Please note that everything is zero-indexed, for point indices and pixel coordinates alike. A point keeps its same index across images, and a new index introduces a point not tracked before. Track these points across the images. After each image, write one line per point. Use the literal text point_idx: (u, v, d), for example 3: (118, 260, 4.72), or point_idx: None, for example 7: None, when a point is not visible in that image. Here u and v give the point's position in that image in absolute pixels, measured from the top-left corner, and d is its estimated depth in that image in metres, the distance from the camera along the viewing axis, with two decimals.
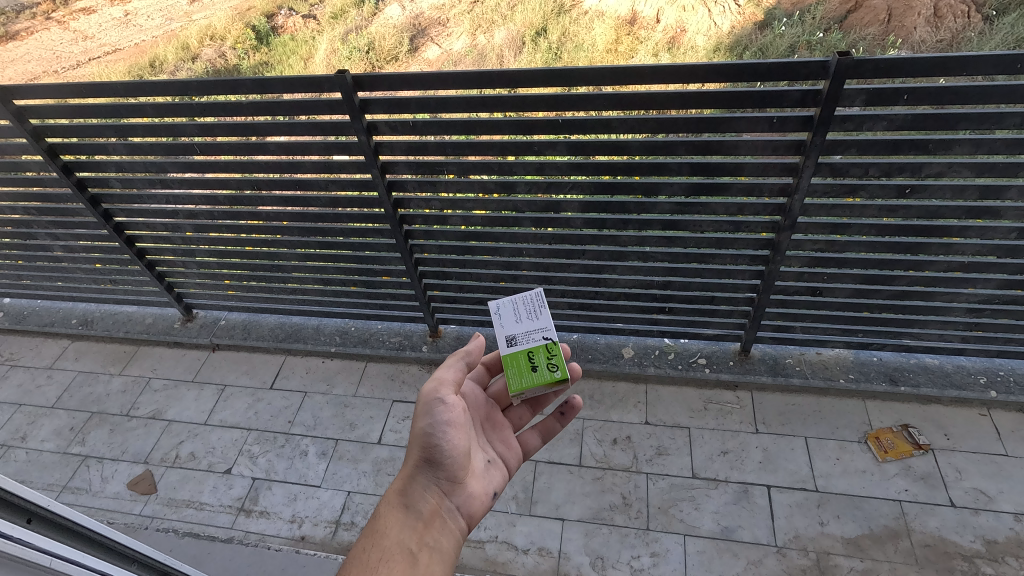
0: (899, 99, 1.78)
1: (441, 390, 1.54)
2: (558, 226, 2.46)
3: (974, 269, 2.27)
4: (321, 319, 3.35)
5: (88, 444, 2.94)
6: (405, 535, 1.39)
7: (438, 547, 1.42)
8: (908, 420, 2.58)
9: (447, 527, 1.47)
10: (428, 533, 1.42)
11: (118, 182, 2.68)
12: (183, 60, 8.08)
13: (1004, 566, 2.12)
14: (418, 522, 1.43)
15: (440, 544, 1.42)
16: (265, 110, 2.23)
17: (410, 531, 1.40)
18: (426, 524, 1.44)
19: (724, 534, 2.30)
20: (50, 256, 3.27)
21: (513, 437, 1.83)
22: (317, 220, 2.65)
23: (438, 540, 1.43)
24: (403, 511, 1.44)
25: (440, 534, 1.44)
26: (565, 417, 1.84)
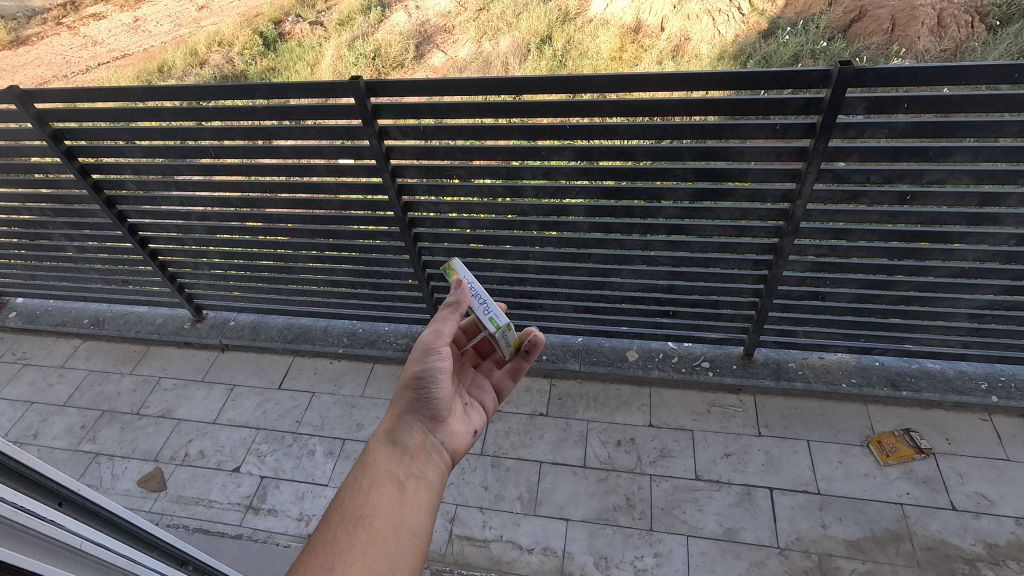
0: (899, 107, 1.84)
1: (435, 336, 1.57)
2: (565, 230, 2.50)
3: (976, 275, 2.30)
4: (328, 320, 3.39)
5: (99, 442, 2.98)
6: (394, 466, 1.41)
7: (426, 477, 1.43)
8: (910, 424, 2.61)
9: (432, 461, 1.49)
10: (415, 465, 1.44)
11: (133, 184, 2.74)
12: (191, 66, 8.18)
13: (1006, 569, 2.13)
14: (405, 456, 1.45)
15: (429, 475, 1.44)
16: (279, 115, 2.28)
17: (398, 463, 1.42)
18: (413, 457, 1.46)
19: (727, 535, 2.33)
20: (65, 256, 3.33)
21: (485, 382, 1.92)
22: (327, 222, 2.70)
23: (426, 471, 1.45)
24: (390, 445, 1.46)
25: (427, 466, 1.46)
26: (531, 355, 1.89)
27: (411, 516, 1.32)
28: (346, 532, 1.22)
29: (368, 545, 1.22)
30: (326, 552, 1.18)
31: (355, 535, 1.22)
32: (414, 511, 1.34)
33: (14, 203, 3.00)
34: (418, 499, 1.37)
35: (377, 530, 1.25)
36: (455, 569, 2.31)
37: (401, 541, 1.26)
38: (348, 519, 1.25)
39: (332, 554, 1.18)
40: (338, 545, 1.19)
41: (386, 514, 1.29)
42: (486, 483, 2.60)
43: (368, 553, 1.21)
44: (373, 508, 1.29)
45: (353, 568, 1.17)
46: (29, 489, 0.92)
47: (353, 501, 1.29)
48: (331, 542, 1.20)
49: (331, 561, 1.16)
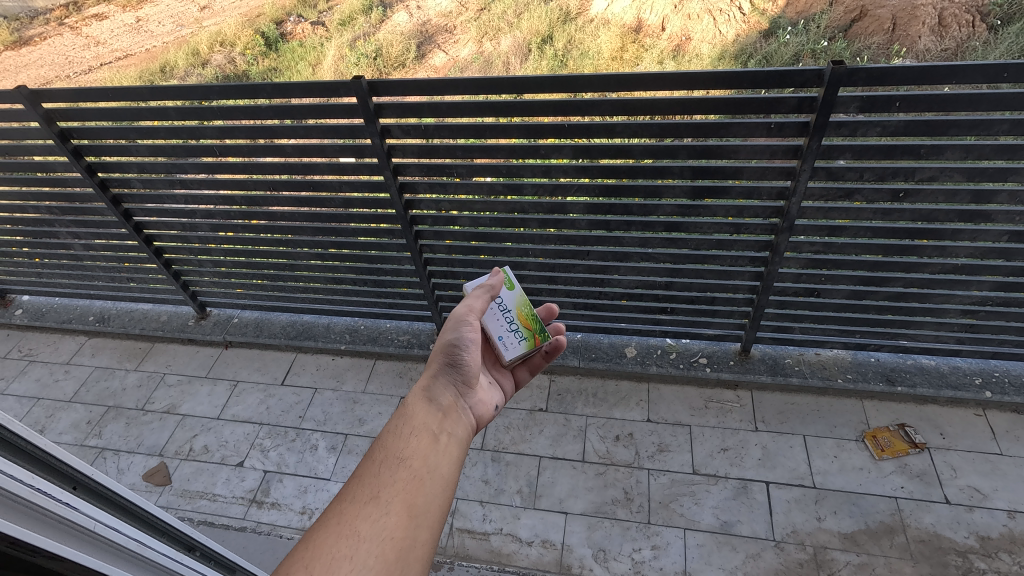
0: (891, 106, 1.87)
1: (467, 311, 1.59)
2: (565, 227, 2.53)
3: (970, 271, 2.33)
4: (330, 317, 3.43)
5: (105, 437, 3.03)
6: (430, 418, 1.33)
7: (458, 434, 1.35)
8: (905, 419, 2.64)
9: (463, 422, 1.41)
10: (449, 421, 1.37)
11: (139, 183, 2.78)
12: (194, 66, 8.24)
13: (998, 561, 2.17)
14: (439, 412, 1.37)
15: (461, 432, 1.36)
16: (282, 114, 2.32)
17: (434, 415, 1.35)
18: (446, 414, 1.38)
19: (723, 528, 2.36)
20: (71, 254, 3.37)
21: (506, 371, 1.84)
22: (330, 220, 2.74)
23: (458, 429, 1.37)
24: (426, 400, 1.38)
25: (459, 425, 1.39)
26: (551, 356, 1.86)
27: (448, 464, 1.25)
28: (388, 469, 1.17)
29: (408, 484, 1.16)
30: (369, 485, 1.14)
31: (395, 473, 1.17)
32: (449, 461, 1.26)
33: (21, 201, 3.04)
34: (452, 450, 1.29)
35: (416, 471, 1.19)
36: (456, 561, 2.35)
37: (439, 486, 1.19)
38: (389, 459, 1.20)
39: (375, 488, 1.13)
40: (381, 480, 1.15)
41: (425, 458, 1.23)
42: (486, 477, 2.64)
43: (408, 492, 1.14)
44: (413, 450, 1.23)
45: (395, 504, 1.12)
46: (45, 473, 0.96)
47: (392, 444, 1.23)
48: (373, 478, 1.15)
49: (374, 494, 1.12)
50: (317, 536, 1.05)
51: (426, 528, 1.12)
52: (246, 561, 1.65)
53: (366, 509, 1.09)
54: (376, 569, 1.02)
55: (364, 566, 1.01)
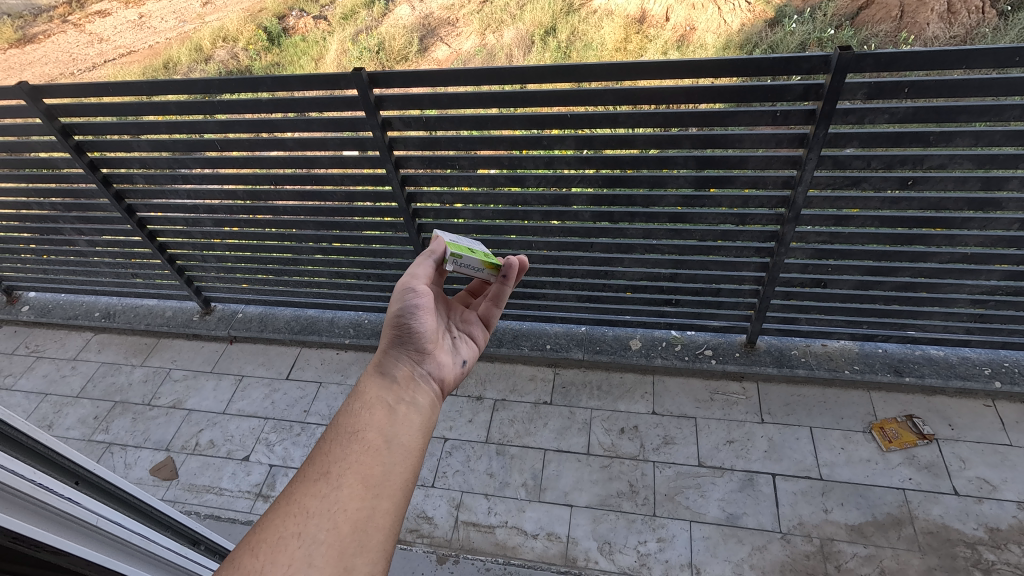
0: (899, 93, 1.83)
1: (412, 279, 1.53)
2: (568, 220, 2.50)
3: (979, 260, 2.30)
4: (334, 312, 3.43)
5: (112, 432, 3.04)
6: (385, 391, 1.29)
7: (417, 402, 1.30)
8: (913, 410, 2.62)
9: (424, 389, 1.36)
10: (407, 390, 1.32)
11: (141, 178, 2.77)
12: (197, 62, 8.23)
13: (1007, 553, 2.15)
14: (394, 383, 1.32)
15: (420, 400, 1.31)
16: (283, 107, 2.31)
17: (388, 387, 1.30)
18: (402, 383, 1.33)
19: (729, 520, 2.35)
20: (76, 251, 3.38)
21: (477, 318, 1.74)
22: (333, 214, 2.73)
23: (416, 398, 1.32)
24: (379, 373, 1.34)
25: (418, 393, 1.33)
26: (510, 278, 1.71)
27: (407, 432, 1.21)
28: (340, 444, 1.13)
29: (362, 455, 1.11)
30: (321, 463, 1.10)
31: (345, 448, 1.12)
32: (408, 429, 1.22)
33: (25, 197, 3.04)
34: (410, 419, 1.25)
35: (370, 443, 1.14)
36: (461, 554, 2.35)
37: (397, 456, 1.15)
38: (341, 435, 1.15)
39: (325, 464, 1.08)
40: (332, 455, 1.10)
41: (380, 430, 1.18)
42: (491, 470, 2.64)
43: (362, 464, 1.10)
44: (366, 422, 1.18)
45: (346, 477, 1.07)
46: (47, 467, 0.95)
47: (345, 420, 1.19)
48: (325, 455, 1.10)
49: (325, 470, 1.08)
50: (264, 520, 1.00)
51: (384, 497, 1.07)
52: None
53: (316, 486, 1.05)
54: (327, 542, 0.97)
55: (313, 542, 0.97)
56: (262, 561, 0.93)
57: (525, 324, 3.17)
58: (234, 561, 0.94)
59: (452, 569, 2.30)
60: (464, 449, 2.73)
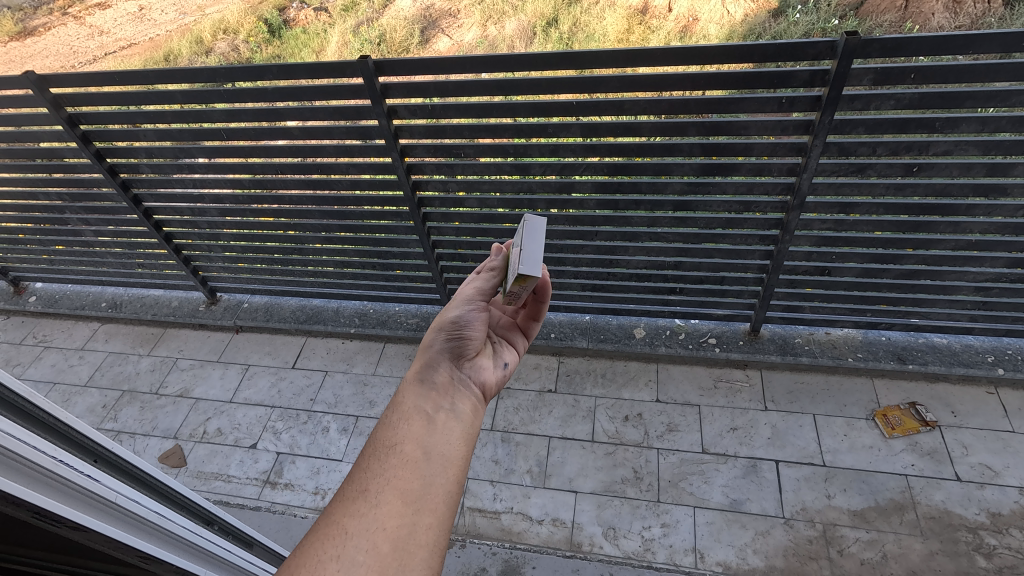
0: (905, 78, 1.83)
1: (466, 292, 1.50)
2: (571, 208, 2.51)
3: (984, 247, 2.30)
4: (340, 301, 3.44)
5: (121, 420, 3.07)
6: (422, 399, 1.26)
7: (457, 410, 1.26)
8: (916, 397, 2.63)
9: (463, 394, 1.32)
10: (445, 396, 1.28)
11: (148, 168, 2.78)
12: (197, 54, 8.22)
13: (1009, 537, 2.16)
14: (433, 391, 1.29)
15: (459, 407, 1.27)
16: (288, 96, 2.32)
17: (427, 394, 1.27)
18: (442, 389, 1.30)
19: (733, 506, 2.37)
20: (82, 241, 3.40)
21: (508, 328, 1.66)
22: (338, 203, 2.74)
23: (457, 404, 1.28)
24: (419, 381, 1.30)
25: (457, 399, 1.29)
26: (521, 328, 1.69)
27: (446, 442, 1.17)
28: (377, 460, 1.10)
29: (400, 470, 1.08)
30: (358, 481, 1.08)
31: (383, 463, 1.10)
32: (448, 438, 1.18)
33: (31, 187, 3.05)
34: (450, 426, 1.21)
35: (407, 457, 1.11)
36: (467, 539, 2.38)
37: (436, 468, 1.11)
38: (378, 451, 1.13)
39: (363, 482, 1.06)
40: (370, 472, 1.08)
41: (418, 442, 1.15)
42: (497, 457, 2.66)
43: (400, 479, 1.07)
44: (403, 435, 1.16)
45: (385, 494, 1.04)
46: (68, 445, 0.97)
47: (382, 434, 1.17)
48: (362, 473, 1.09)
49: (362, 488, 1.05)
50: (304, 543, 0.98)
51: (426, 511, 1.04)
52: (265, 536, 1.69)
53: (355, 505, 1.03)
54: (368, 564, 0.94)
55: (353, 563, 0.94)
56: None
57: None
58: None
59: (459, 553, 2.33)
60: None
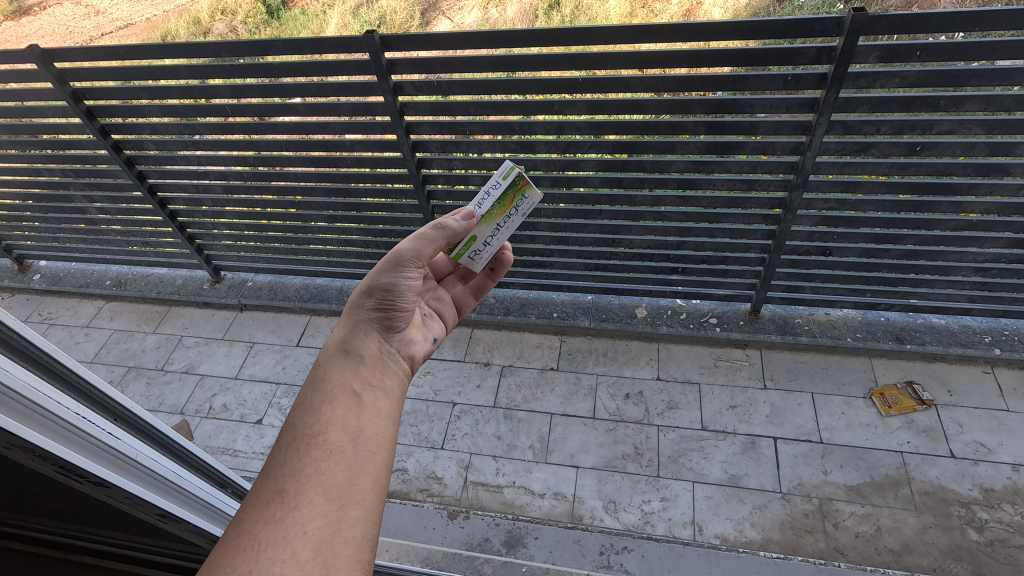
0: (911, 55, 1.84)
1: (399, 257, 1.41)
2: (577, 186, 2.52)
3: (983, 228, 2.32)
4: (343, 281, 3.47)
5: (127, 396, 3.11)
6: (347, 376, 1.15)
7: (385, 386, 1.19)
8: (913, 376, 2.67)
9: (392, 369, 1.26)
10: (372, 374, 1.20)
11: (152, 144, 2.78)
12: (195, 35, 8.16)
13: (1000, 512, 2.22)
14: (359, 365, 1.20)
15: (387, 384, 1.20)
16: (294, 71, 2.31)
17: (353, 371, 1.18)
18: (369, 363, 1.22)
19: (731, 481, 2.42)
20: (87, 219, 3.41)
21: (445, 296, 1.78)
22: (343, 180, 2.74)
23: (385, 381, 1.21)
24: (343, 355, 1.22)
25: (385, 375, 1.22)
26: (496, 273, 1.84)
27: (376, 424, 1.08)
28: (295, 453, 0.97)
29: (323, 465, 0.96)
30: (273, 479, 0.94)
31: (301, 457, 0.96)
32: (375, 422, 1.08)
33: (34, 163, 3.06)
34: (377, 408, 1.12)
35: (332, 447, 0.99)
36: (471, 511, 2.42)
37: (364, 454, 1.02)
38: (297, 440, 0.99)
39: (279, 482, 0.93)
40: (288, 468, 0.94)
41: (341, 429, 1.03)
42: (499, 433, 2.70)
43: (323, 474, 0.95)
44: (327, 421, 1.03)
45: (304, 493, 0.92)
46: (91, 404, 0.99)
47: (301, 421, 1.03)
48: (277, 471, 0.94)
49: (279, 489, 0.92)
50: (209, 558, 0.83)
51: (352, 505, 0.93)
52: None
53: (269, 510, 0.88)
54: (289, 566, 0.82)
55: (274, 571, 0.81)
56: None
57: (532, 293, 3.22)
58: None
59: (463, 524, 2.37)
60: (472, 413, 2.80)
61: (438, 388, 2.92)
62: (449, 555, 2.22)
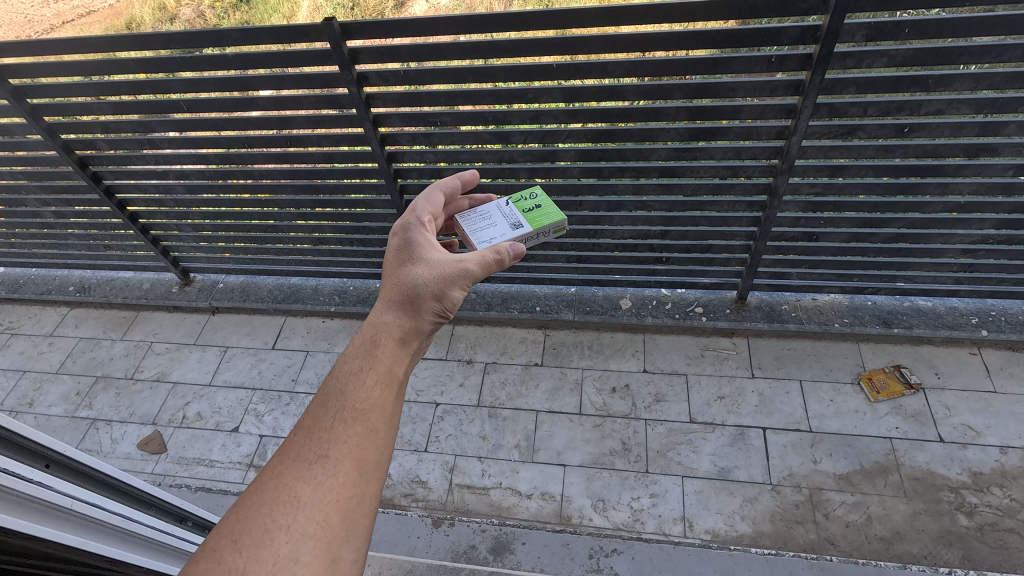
0: (898, 34, 1.74)
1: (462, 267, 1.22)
2: (555, 176, 2.42)
3: (970, 209, 2.27)
4: (319, 279, 3.34)
5: (96, 407, 2.98)
6: (400, 352, 1.04)
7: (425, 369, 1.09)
8: (901, 360, 2.64)
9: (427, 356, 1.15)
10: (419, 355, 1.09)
11: (105, 143, 2.62)
12: (161, 21, 7.82)
13: (989, 495, 2.20)
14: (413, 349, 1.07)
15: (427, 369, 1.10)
16: (250, 63, 2.17)
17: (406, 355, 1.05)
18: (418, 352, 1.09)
19: (721, 474, 2.38)
20: (44, 223, 3.24)
21: None
22: (311, 176, 2.61)
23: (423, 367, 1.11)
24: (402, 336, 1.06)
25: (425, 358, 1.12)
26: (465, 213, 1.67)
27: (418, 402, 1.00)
28: (341, 419, 0.90)
29: (366, 435, 0.90)
30: (316, 439, 0.89)
31: (348, 422, 0.90)
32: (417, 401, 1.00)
33: None
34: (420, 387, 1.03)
35: (380, 420, 0.92)
36: (456, 517, 2.36)
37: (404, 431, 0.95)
38: (345, 404, 0.92)
39: (321, 445, 0.88)
40: (333, 431, 0.89)
41: (390, 406, 0.94)
42: (484, 433, 2.63)
43: (363, 447, 0.89)
44: (377, 392, 0.95)
45: (344, 461, 0.87)
46: (11, 455, 0.92)
47: (353, 386, 0.94)
48: (322, 430, 0.89)
49: (322, 452, 0.87)
50: (245, 504, 0.83)
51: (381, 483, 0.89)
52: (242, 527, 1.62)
53: (309, 471, 0.85)
54: (318, 540, 0.81)
55: (301, 541, 0.80)
56: (243, 561, 0.77)
57: (514, 287, 3.13)
58: (215, 553, 0.78)
59: (448, 531, 2.30)
60: (456, 413, 2.72)
61: (420, 388, 2.84)
62: (433, 565, 2.20)
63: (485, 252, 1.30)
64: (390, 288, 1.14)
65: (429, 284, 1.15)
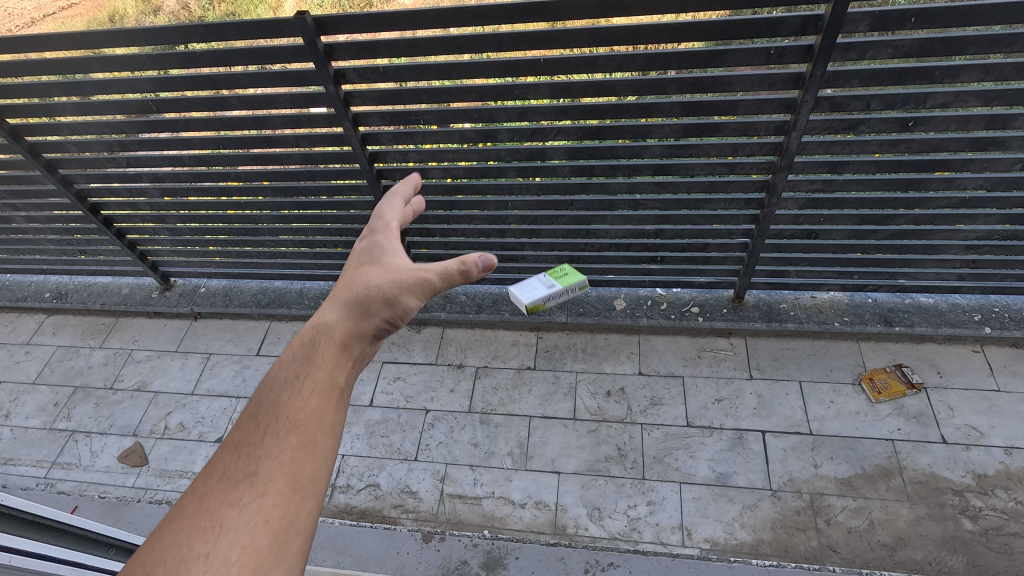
0: (905, 23, 1.65)
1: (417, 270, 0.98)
2: (545, 175, 2.34)
3: (974, 205, 2.20)
4: (304, 282, 3.24)
5: (75, 419, 2.89)
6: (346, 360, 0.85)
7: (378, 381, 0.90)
8: (902, 359, 2.57)
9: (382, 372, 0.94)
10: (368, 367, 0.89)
11: (74, 146, 2.50)
12: (144, 14, 7.62)
13: (994, 498, 2.15)
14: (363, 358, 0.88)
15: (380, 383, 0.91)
16: (221, 60, 2.05)
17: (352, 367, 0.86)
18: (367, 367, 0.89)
19: (719, 480, 2.31)
20: (15, 228, 3.12)
21: None
22: (291, 178, 2.51)
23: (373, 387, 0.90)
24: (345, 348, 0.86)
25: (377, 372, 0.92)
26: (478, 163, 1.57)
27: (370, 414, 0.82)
28: (275, 430, 0.74)
29: (306, 446, 0.74)
30: (244, 456, 0.72)
31: (281, 433, 0.74)
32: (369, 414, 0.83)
33: None
34: None
35: (323, 429, 0.76)
36: (447, 530, 2.28)
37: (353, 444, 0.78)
38: (280, 412, 0.76)
39: (251, 460, 0.72)
40: (264, 444, 0.73)
41: (333, 414, 0.78)
42: (476, 440, 2.56)
43: (301, 459, 0.72)
44: (316, 399, 0.77)
45: (277, 477, 0.70)
46: None
47: (287, 395, 0.77)
48: (251, 444, 0.73)
49: (250, 469, 0.71)
50: (158, 530, 0.67)
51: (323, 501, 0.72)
52: None
53: (235, 490, 0.69)
54: (242, 570, 0.64)
55: (220, 573, 0.63)
56: None
57: (505, 288, 3.04)
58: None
59: (438, 547, 2.22)
60: (446, 420, 2.64)
61: (409, 395, 2.76)
62: None
63: (446, 260, 1.00)
64: (338, 290, 0.94)
65: (378, 286, 0.93)
